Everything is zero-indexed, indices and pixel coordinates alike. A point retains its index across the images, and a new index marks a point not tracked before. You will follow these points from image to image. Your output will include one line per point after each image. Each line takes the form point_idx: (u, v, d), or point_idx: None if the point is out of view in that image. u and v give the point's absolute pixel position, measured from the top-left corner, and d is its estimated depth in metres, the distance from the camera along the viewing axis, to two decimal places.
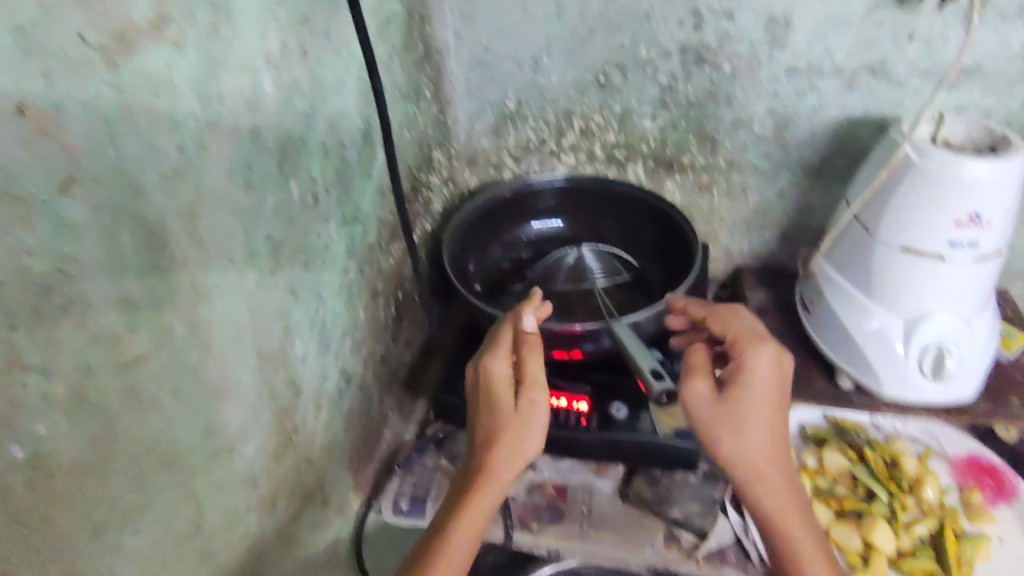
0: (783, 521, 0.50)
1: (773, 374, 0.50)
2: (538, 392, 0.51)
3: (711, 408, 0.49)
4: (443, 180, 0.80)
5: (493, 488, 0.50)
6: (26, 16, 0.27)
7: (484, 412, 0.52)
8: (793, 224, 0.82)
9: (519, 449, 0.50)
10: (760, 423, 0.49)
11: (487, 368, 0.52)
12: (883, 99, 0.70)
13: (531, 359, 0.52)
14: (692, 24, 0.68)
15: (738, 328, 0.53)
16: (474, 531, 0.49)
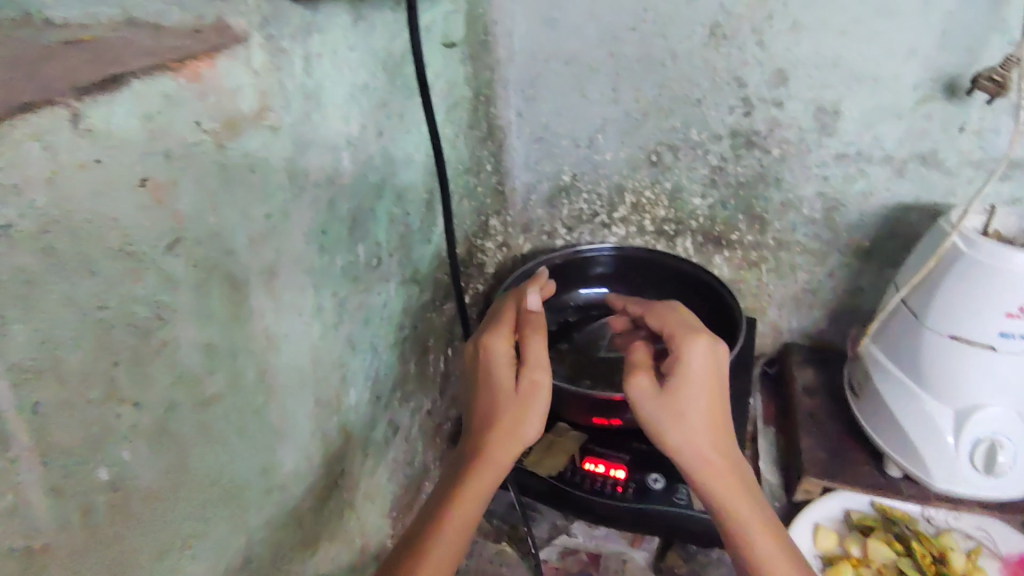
0: (739, 519, 0.48)
1: (713, 362, 0.49)
2: (541, 373, 0.51)
3: (656, 399, 0.48)
4: (499, 244, 0.83)
5: (491, 468, 0.49)
6: (156, 107, 0.32)
7: (485, 392, 0.52)
8: (844, 305, 0.82)
9: (518, 433, 0.50)
10: (699, 413, 0.48)
11: (486, 347, 0.53)
12: (934, 187, 0.70)
13: (533, 341, 0.52)
14: (742, 111, 0.71)
15: (676, 322, 0.52)
16: (470, 514, 0.48)
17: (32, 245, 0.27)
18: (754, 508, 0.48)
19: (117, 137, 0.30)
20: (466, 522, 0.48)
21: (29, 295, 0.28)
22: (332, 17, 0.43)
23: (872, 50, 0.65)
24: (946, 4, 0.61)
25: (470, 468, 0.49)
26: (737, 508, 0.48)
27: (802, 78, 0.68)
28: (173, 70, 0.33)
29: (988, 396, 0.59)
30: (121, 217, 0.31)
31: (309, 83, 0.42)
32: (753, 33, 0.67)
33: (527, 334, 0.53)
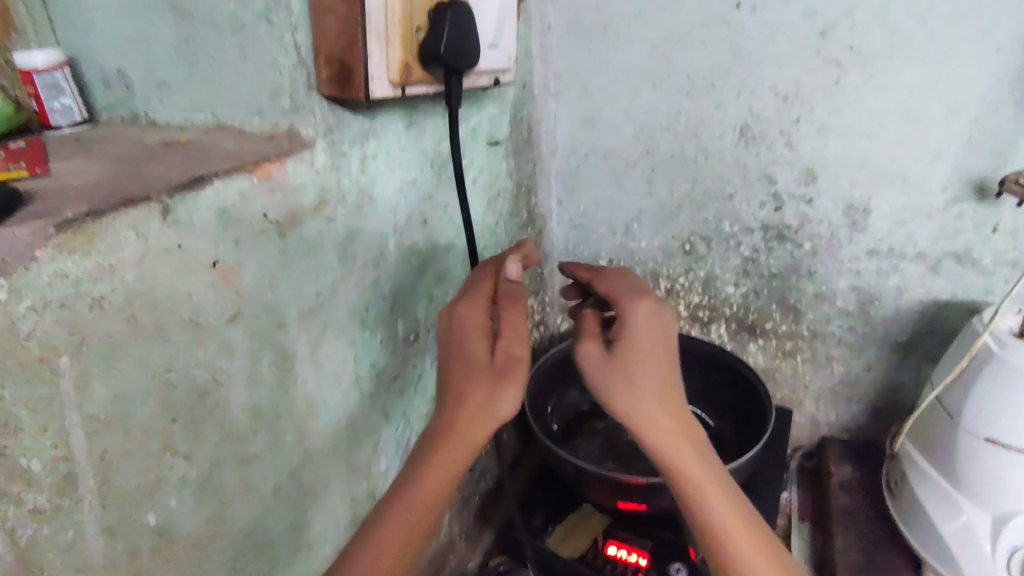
0: (705, 505, 0.43)
1: (658, 332, 0.45)
2: (519, 347, 0.45)
3: (605, 368, 0.44)
4: (536, 322, 0.86)
5: (459, 449, 0.45)
6: (231, 201, 0.38)
7: (454, 362, 0.45)
8: (883, 400, 0.80)
9: (492, 410, 0.44)
10: (653, 384, 0.44)
11: (455, 313, 0.46)
12: (970, 285, 0.70)
13: (509, 309, 0.45)
14: (773, 206, 0.74)
15: (622, 291, 0.48)
16: (431, 495, 0.44)
17: (118, 315, 0.33)
18: (721, 490, 0.44)
19: (196, 226, 0.36)
20: (425, 501, 0.44)
21: (110, 357, 0.33)
22: (388, 122, 0.50)
23: (900, 153, 0.67)
24: (968, 111, 0.63)
25: (434, 447, 0.45)
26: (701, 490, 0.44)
27: (831, 177, 0.71)
28: (249, 171, 0.39)
29: None
30: (193, 293, 0.37)
31: (364, 179, 0.48)
32: (782, 135, 0.70)
33: (503, 304, 0.46)
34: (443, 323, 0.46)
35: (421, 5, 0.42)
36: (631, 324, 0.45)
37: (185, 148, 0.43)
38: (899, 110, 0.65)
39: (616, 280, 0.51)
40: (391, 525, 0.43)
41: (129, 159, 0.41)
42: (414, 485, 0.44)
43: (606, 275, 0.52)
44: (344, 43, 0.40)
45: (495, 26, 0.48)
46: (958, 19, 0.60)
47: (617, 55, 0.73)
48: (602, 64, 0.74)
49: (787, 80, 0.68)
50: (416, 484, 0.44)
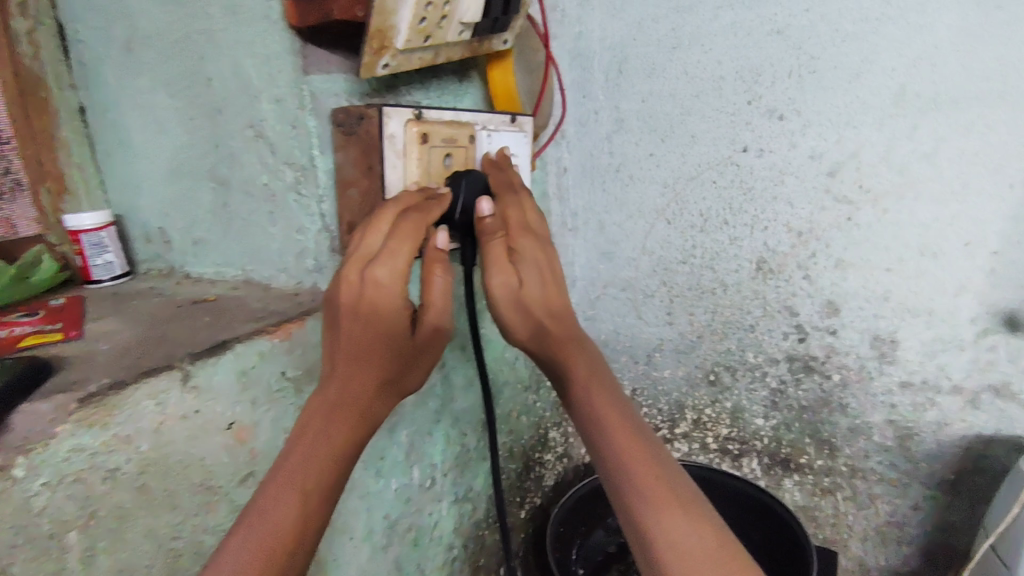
0: (627, 458, 0.40)
1: (546, 258, 0.43)
2: (445, 322, 0.41)
3: (511, 304, 0.43)
4: (559, 455, 0.82)
5: (356, 426, 0.38)
6: (250, 363, 0.39)
7: (369, 331, 0.38)
8: (936, 541, 0.74)
9: (399, 385, 0.41)
10: (551, 311, 0.43)
11: (369, 275, 0.38)
12: (1015, 420, 0.67)
13: (439, 277, 0.41)
14: (796, 337, 0.73)
15: (518, 209, 0.44)
16: (329, 475, 0.36)
17: (129, 485, 0.33)
18: (648, 455, 0.40)
19: (215, 389, 0.37)
20: (320, 490, 0.35)
21: (119, 528, 0.32)
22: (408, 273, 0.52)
23: (922, 286, 0.66)
24: (987, 246, 0.63)
25: (333, 424, 0.37)
26: (619, 440, 0.40)
27: (854, 309, 0.70)
28: (270, 333, 0.40)
29: None
30: (207, 457, 0.37)
31: None
32: (799, 268, 0.71)
33: (434, 270, 0.41)
34: (352, 284, 0.38)
35: (438, 173, 0.45)
36: (521, 246, 0.42)
37: (212, 306, 0.45)
38: (917, 245, 0.65)
39: (516, 201, 0.44)
40: (281, 518, 0.33)
41: (157, 319, 0.43)
42: (306, 468, 0.35)
43: (510, 191, 0.45)
44: (365, 211, 0.42)
45: None
46: (965, 160, 0.61)
47: (632, 195, 0.76)
48: (617, 202, 0.78)
49: (799, 217, 0.69)
50: (310, 462, 0.35)
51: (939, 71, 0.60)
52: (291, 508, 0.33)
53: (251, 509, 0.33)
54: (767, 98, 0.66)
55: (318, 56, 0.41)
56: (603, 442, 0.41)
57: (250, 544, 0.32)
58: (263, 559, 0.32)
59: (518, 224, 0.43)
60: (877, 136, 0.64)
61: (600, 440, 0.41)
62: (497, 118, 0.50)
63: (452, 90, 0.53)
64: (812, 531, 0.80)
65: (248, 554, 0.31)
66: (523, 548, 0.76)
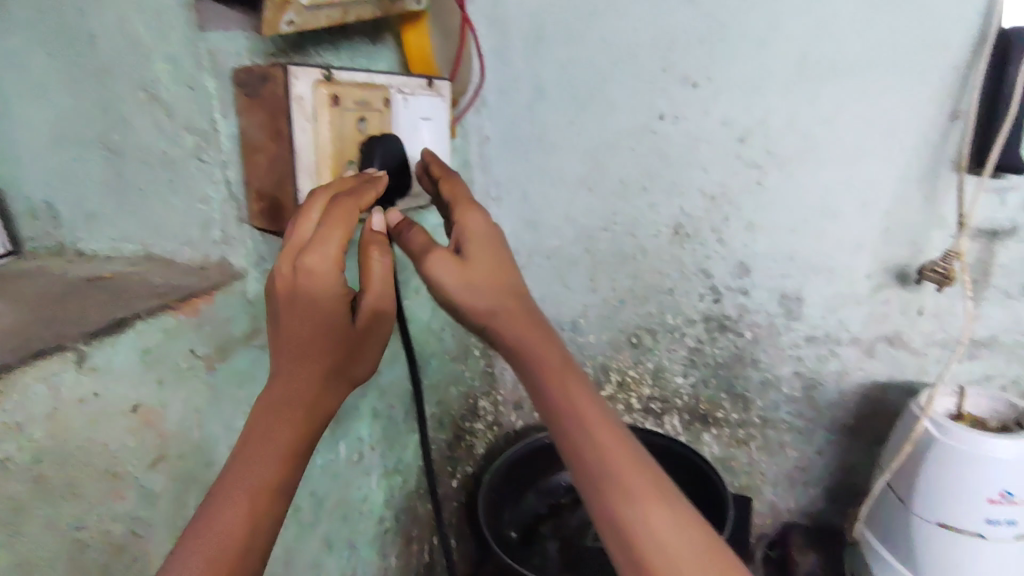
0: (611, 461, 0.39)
1: (490, 244, 0.43)
2: (387, 304, 0.40)
3: (457, 284, 0.41)
4: (489, 424, 0.84)
5: (306, 421, 0.38)
6: (152, 341, 0.36)
7: (308, 325, 0.37)
8: (839, 481, 0.80)
9: (349, 371, 0.40)
10: (503, 298, 0.42)
11: (302, 264, 0.37)
12: (905, 367, 0.73)
13: (377, 259, 0.39)
14: (712, 298, 0.76)
15: (461, 200, 0.44)
16: (280, 472, 0.36)
17: (22, 476, 0.30)
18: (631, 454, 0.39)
19: (116, 370, 0.35)
20: (266, 491, 0.35)
21: (14, 521, 0.30)
22: None
23: (825, 245, 0.70)
24: (881, 206, 0.67)
25: (279, 422, 0.37)
26: (600, 437, 0.39)
27: (763, 270, 0.73)
28: (175, 308, 0.38)
29: None
30: (110, 441, 0.35)
31: None
32: (713, 232, 0.73)
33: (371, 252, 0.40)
34: (287, 275, 0.37)
35: (352, 138, 0.43)
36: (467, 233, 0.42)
37: (109, 283, 0.42)
38: (819, 206, 0.69)
39: (462, 192, 0.45)
40: (230, 522, 0.34)
41: (46, 300, 0.39)
42: (254, 470, 0.35)
43: (451, 182, 0.46)
44: (275, 179, 0.40)
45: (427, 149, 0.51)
46: (861, 125, 0.65)
47: (553, 162, 0.76)
48: (538, 170, 0.77)
49: (712, 181, 0.71)
50: (257, 463, 0.35)
51: (838, 40, 0.63)
52: (236, 517, 0.34)
53: (199, 517, 0.33)
54: (681, 65, 0.68)
55: (213, 13, 0.39)
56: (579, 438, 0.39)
57: (198, 550, 0.32)
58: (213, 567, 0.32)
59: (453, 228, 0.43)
60: (783, 102, 0.66)
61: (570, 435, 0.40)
62: (413, 82, 0.49)
63: (364, 52, 0.51)
64: (728, 479, 0.84)
65: (197, 562, 0.32)
66: (456, 517, 0.77)
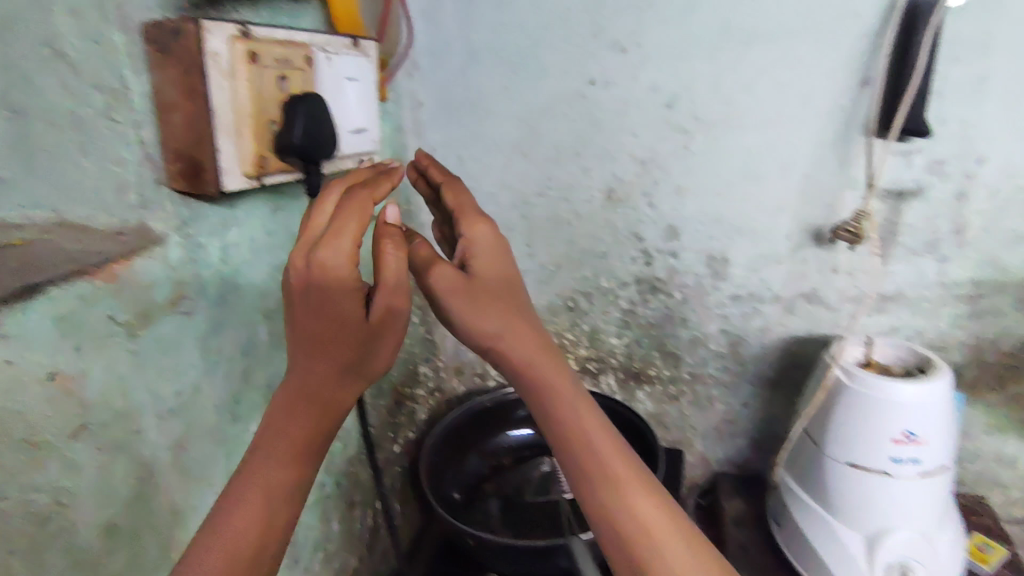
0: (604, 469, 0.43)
1: (500, 262, 0.45)
2: (400, 301, 0.39)
3: (464, 304, 0.43)
4: (430, 390, 0.85)
5: (322, 415, 0.40)
6: (68, 307, 0.35)
7: (322, 322, 0.38)
8: (762, 431, 0.85)
9: (364, 367, 0.41)
10: (511, 323, 0.44)
11: (315, 258, 0.37)
12: (821, 322, 0.77)
13: (390, 252, 0.39)
14: (643, 261, 0.79)
15: (470, 213, 0.46)
16: (296, 463, 0.40)
17: None
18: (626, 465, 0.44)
19: (30, 335, 0.33)
20: (281, 485, 0.39)
21: None
22: (250, 210, 0.49)
23: (748, 207, 0.74)
24: (799, 169, 0.71)
25: (296, 416, 0.40)
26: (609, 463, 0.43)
27: (691, 232, 0.76)
28: (90, 274, 0.36)
29: (892, 520, 0.65)
30: (27, 411, 0.33)
31: (225, 269, 0.47)
32: (644, 196, 0.76)
33: (384, 245, 0.39)
34: (300, 267, 0.37)
35: (272, 97, 0.43)
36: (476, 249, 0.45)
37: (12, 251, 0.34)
38: (743, 170, 0.72)
39: (469, 203, 0.47)
40: (243, 515, 0.37)
41: None
42: (270, 463, 0.39)
43: (456, 191, 0.48)
44: (193, 139, 0.40)
45: (353, 111, 0.51)
46: (780, 91, 0.68)
47: (487, 128, 0.77)
48: (473, 135, 0.77)
49: (642, 146, 0.73)
50: (271, 457, 0.39)
51: (759, 7, 0.65)
52: (250, 510, 0.38)
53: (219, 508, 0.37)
54: (610, 31, 0.69)
55: None
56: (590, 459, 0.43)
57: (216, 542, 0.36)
58: (225, 559, 0.36)
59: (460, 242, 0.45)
60: (708, 68, 0.68)
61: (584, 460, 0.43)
62: (335, 41, 0.49)
63: (286, 11, 0.50)
64: (661, 434, 0.88)
65: (213, 554, 0.36)
66: (400, 481, 0.78)
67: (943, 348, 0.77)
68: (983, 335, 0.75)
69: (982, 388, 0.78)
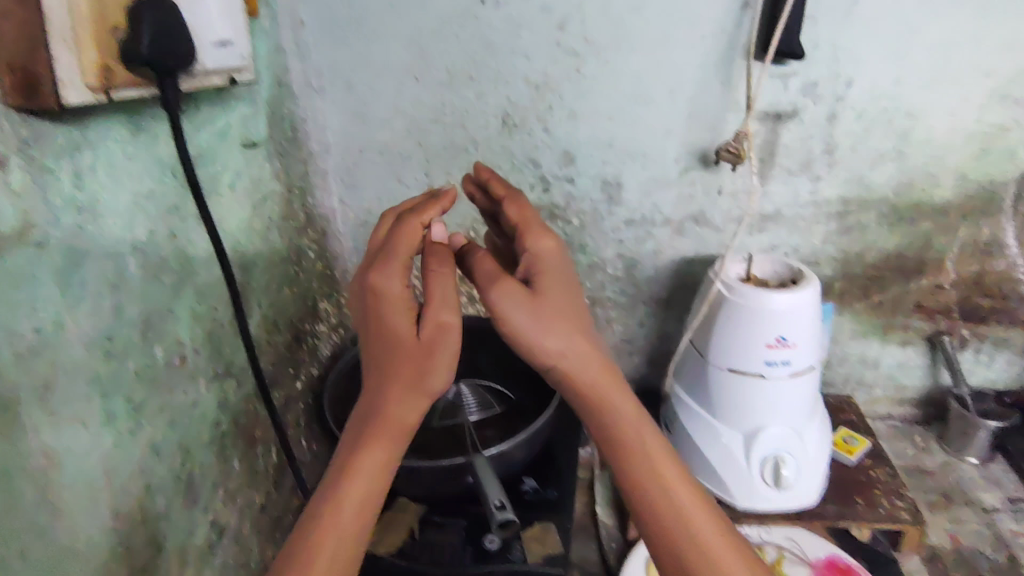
0: (657, 466, 0.50)
1: (563, 278, 0.51)
2: (445, 314, 0.49)
3: (532, 316, 0.49)
4: (332, 327, 0.84)
5: (394, 431, 0.48)
6: None
7: (382, 339, 0.50)
8: (657, 349, 0.90)
9: (424, 384, 0.49)
10: (571, 337, 0.50)
11: (373, 283, 0.49)
12: (708, 243, 0.82)
13: (436, 279, 0.50)
14: (541, 187, 0.79)
15: (537, 231, 0.52)
16: (376, 471, 0.48)
17: None
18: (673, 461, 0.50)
19: None
20: (363, 494, 0.47)
21: None
22: (104, 131, 0.45)
23: (639, 131, 0.75)
24: (686, 92, 0.73)
25: (372, 430, 0.48)
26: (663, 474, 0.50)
27: (586, 158, 0.77)
28: None
29: (766, 419, 0.71)
30: None
31: (82, 195, 0.43)
32: (539, 122, 0.75)
33: (433, 269, 0.51)
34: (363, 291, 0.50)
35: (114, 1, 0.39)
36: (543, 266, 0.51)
37: None
38: (633, 94, 0.73)
39: (536, 220, 0.53)
40: (331, 518, 0.45)
41: None
42: (354, 474, 0.47)
43: (518, 202, 0.54)
44: (25, 48, 0.37)
45: (219, 16, 0.46)
46: (667, 13, 0.69)
47: (375, 51, 0.73)
48: (361, 59, 0.74)
49: (535, 69, 0.73)
50: (354, 467, 0.47)
51: None
52: (335, 514, 0.45)
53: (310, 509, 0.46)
54: None
55: None
56: (648, 470, 0.50)
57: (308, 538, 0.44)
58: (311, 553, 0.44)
59: (527, 255, 0.52)
60: None
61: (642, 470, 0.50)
62: None
63: None
64: None
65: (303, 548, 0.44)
66: (304, 418, 0.77)
67: (815, 262, 0.83)
68: (850, 249, 0.82)
69: (848, 298, 0.85)
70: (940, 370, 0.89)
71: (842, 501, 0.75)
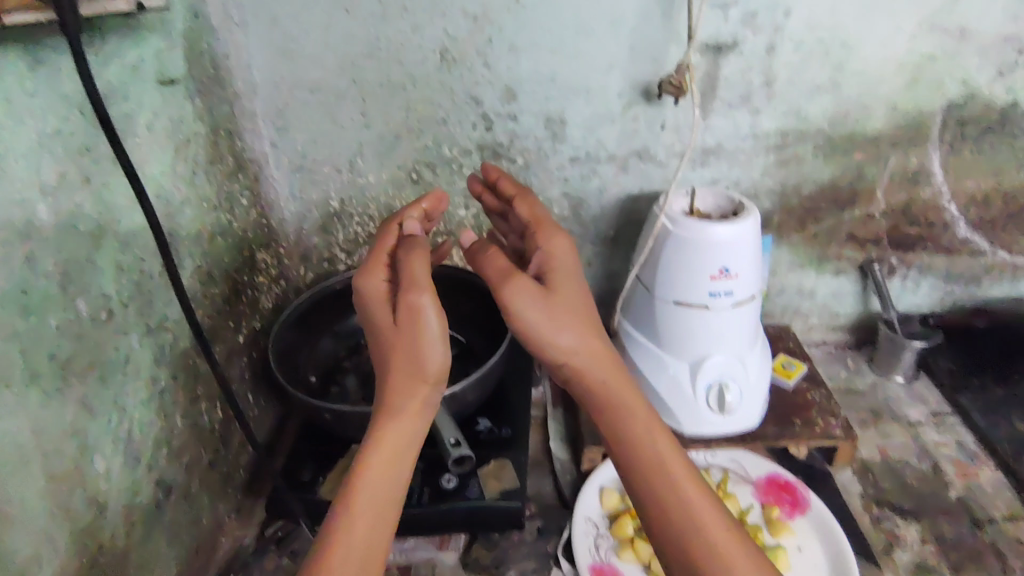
0: (664, 460, 0.53)
1: (571, 276, 0.57)
2: (413, 294, 0.52)
3: (544, 308, 0.54)
4: (273, 279, 0.81)
5: (405, 417, 0.51)
6: None
7: (375, 334, 0.54)
8: (605, 288, 0.91)
9: (419, 363, 0.52)
10: (575, 330, 0.54)
11: (358, 286, 0.55)
12: (652, 179, 0.82)
13: (414, 266, 0.54)
14: (483, 126, 0.77)
15: (551, 235, 0.58)
16: (394, 455, 0.51)
17: None
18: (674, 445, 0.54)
19: None
20: (383, 473, 0.50)
21: None
22: None
23: (582, 65, 0.74)
24: (627, 22, 0.71)
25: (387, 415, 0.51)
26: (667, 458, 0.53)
27: (529, 94, 0.75)
28: None
29: (711, 349, 0.73)
30: None
31: None
32: (478, 56, 0.73)
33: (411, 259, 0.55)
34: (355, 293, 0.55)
35: None
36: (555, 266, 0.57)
37: None
38: (574, 26, 0.71)
39: (552, 226, 0.59)
40: (351, 498, 0.48)
41: None
42: (373, 456, 0.50)
43: (535, 210, 0.61)
44: None
45: None
46: None
47: None
48: None
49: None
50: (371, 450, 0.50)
51: None
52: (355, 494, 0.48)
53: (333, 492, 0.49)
54: None
55: None
56: (653, 451, 0.53)
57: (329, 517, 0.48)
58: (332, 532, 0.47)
59: (540, 254, 0.57)
60: None
61: (645, 453, 0.53)
62: None
63: None
64: None
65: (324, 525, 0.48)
66: (249, 372, 0.75)
67: (755, 195, 0.85)
68: (788, 181, 0.83)
69: (786, 230, 0.87)
70: (870, 297, 0.94)
71: (781, 423, 0.78)
